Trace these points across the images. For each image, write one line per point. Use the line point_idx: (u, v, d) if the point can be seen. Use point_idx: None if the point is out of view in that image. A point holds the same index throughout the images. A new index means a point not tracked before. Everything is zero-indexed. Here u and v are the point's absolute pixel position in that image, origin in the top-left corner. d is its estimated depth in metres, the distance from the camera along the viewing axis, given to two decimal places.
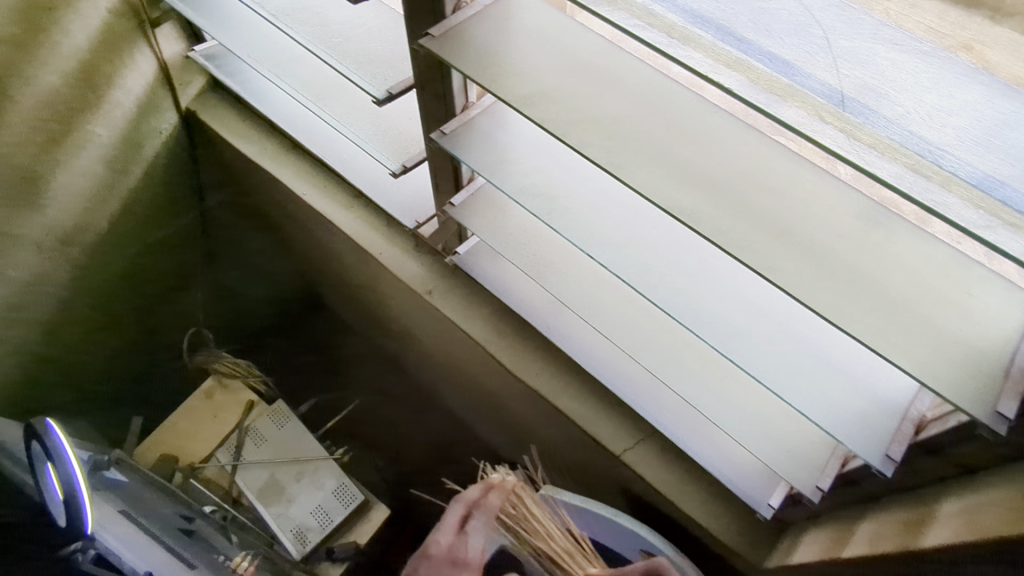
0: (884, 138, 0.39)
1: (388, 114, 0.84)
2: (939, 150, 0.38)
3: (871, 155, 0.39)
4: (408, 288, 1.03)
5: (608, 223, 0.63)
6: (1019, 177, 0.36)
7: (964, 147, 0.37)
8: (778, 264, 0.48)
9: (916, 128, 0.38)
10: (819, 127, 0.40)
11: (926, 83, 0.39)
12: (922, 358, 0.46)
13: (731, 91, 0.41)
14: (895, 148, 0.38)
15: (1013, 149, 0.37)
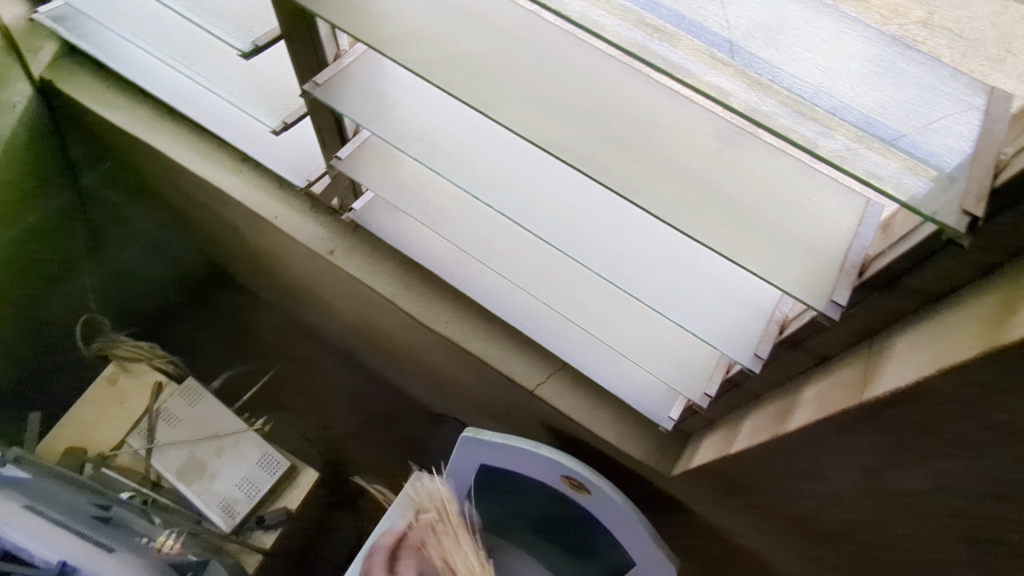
0: (766, 81, 0.41)
1: (261, 70, 0.81)
2: (818, 93, 0.41)
3: (759, 100, 0.41)
4: (309, 250, 1.01)
5: (490, 164, 0.65)
6: (889, 117, 0.40)
7: (841, 90, 0.40)
8: (640, 186, 0.52)
9: (798, 74, 0.41)
10: (710, 73, 0.42)
11: (808, 32, 0.42)
12: (771, 260, 0.49)
13: (614, 36, 0.43)
14: (780, 93, 0.41)
15: (884, 92, 0.40)
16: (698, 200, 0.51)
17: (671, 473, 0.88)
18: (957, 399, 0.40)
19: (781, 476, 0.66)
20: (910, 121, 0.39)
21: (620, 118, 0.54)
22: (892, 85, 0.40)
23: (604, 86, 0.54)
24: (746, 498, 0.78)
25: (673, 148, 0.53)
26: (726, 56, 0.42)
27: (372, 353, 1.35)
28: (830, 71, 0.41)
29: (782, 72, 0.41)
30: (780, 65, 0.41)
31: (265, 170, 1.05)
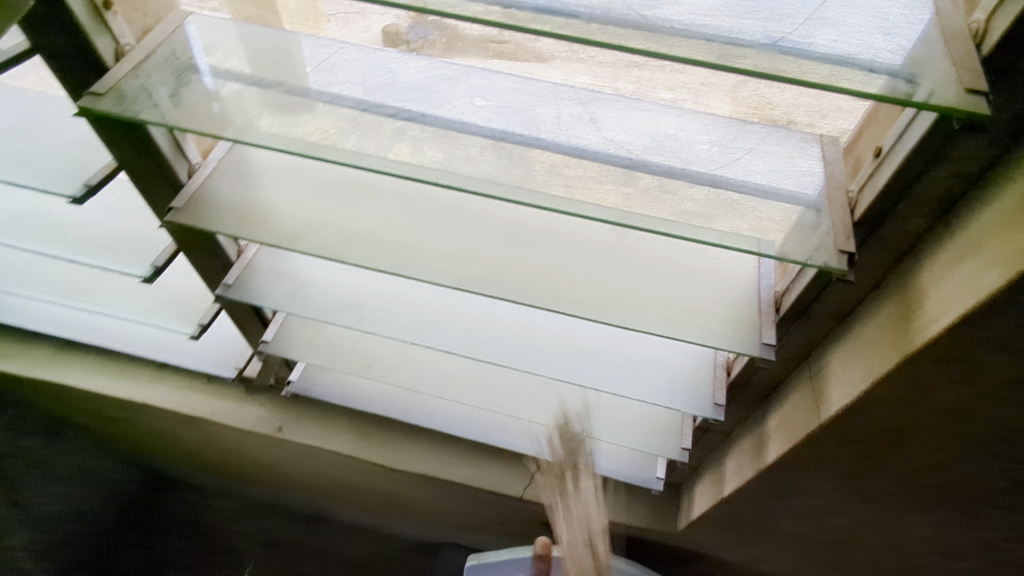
0: (692, 199, 0.47)
1: (166, 283, 0.81)
2: (741, 199, 0.47)
3: (695, 221, 0.46)
4: (254, 435, 0.99)
5: (420, 307, 0.69)
6: (795, 194, 0.47)
7: (756, 188, 0.47)
8: (566, 296, 0.55)
9: (714, 185, 0.47)
10: (628, 203, 0.47)
11: (707, 145, 0.48)
12: (701, 327, 0.54)
13: (515, 190, 0.48)
14: (707, 207, 0.47)
15: (788, 179, 0.47)
16: (619, 291, 0.56)
17: (677, 527, 0.89)
18: (898, 396, 0.45)
19: (779, 501, 0.70)
20: (769, 186, 0.47)
21: (527, 241, 0.58)
22: (743, 160, 0.47)
23: (502, 215, 0.59)
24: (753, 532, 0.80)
25: (581, 249, 0.58)
26: (600, 168, 0.48)
27: (347, 512, 1.28)
28: (691, 159, 0.48)
29: (652, 171, 0.48)
30: (650, 163, 0.48)
31: (188, 371, 1.02)
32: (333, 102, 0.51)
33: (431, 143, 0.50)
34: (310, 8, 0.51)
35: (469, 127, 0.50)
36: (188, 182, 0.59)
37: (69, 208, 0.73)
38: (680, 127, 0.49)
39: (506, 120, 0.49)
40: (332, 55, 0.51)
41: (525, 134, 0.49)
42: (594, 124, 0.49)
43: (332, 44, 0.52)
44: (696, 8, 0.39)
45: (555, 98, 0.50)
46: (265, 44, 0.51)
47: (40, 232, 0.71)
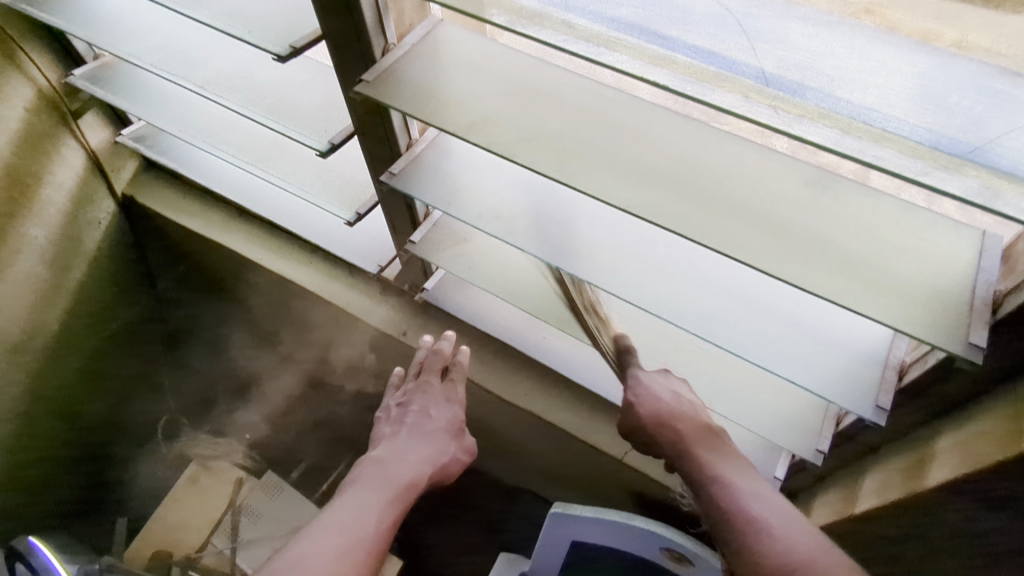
0: (929, 146, 0.40)
1: (334, 167, 0.86)
2: (990, 152, 0.39)
3: (939, 173, 0.39)
4: (381, 333, 1.03)
5: (571, 232, 0.66)
6: None
7: (1010, 145, 0.39)
8: (738, 243, 0.51)
9: (958, 135, 0.40)
10: (858, 145, 0.41)
11: (957, 90, 0.41)
12: (889, 308, 0.47)
13: (726, 106, 0.43)
14: (950, 159, 0.40)
15: None
16: (801, 251, 0.50)
17: None
18: None
19: (921, 537, 0.61)
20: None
21: (706, 175, 0.54)
22: (1007, 115, 0.40)
23: (685, 145, 0.55)
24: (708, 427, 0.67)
25: (767, 198, 0.52)
26: (813, 107, 0.42)
27: None
28: (934, 114, 0.40)
29: (883, 121, 0.41)
30: (876, 111, 0.41)
31: (335, 259, 1.08)
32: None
33: (630, 49, 0.46)
34: None
35: (677, 39, 0.45)
36: (383, 59, 0.60)
37: (267, 77, 0.78)
38: (925, 67, 0.42)
39: (723, 35, 0.44)
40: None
41: (741, 51, 0.44)
42: (826, 51, 0.43)
43: None
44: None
45: (782, 17, 0.44)
46: None
47: (241, 94, 0.77)
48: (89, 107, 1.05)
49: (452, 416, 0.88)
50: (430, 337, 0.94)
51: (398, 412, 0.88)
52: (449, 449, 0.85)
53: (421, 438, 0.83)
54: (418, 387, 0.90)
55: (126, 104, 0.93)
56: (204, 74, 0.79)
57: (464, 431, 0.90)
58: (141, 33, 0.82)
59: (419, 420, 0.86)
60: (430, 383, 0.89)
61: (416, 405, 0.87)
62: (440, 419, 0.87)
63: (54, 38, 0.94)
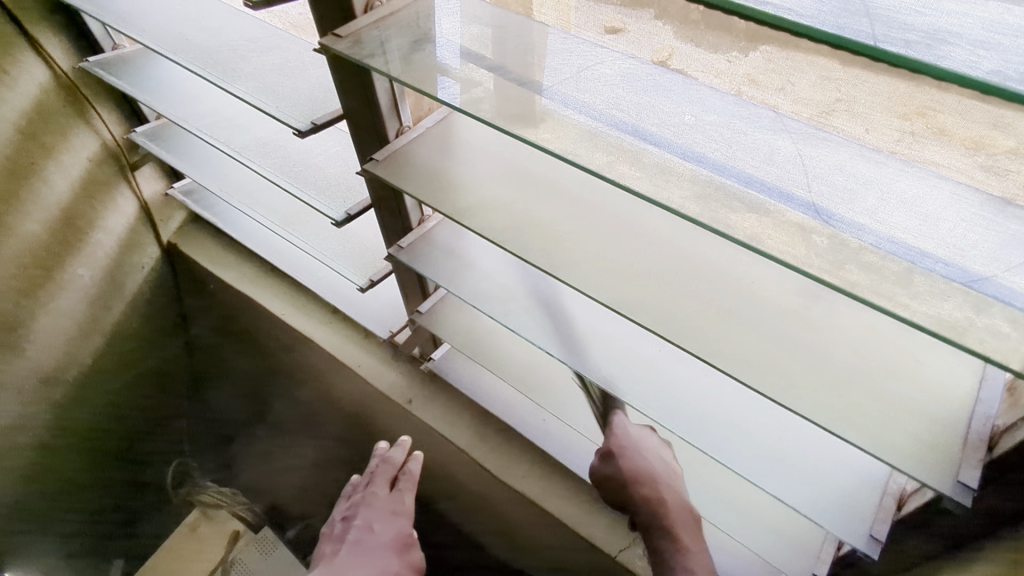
0: (920, 270, 0.39)
1: (354, 235, 0.89)
2: (982, 279, 0.38)
3: (915, 299, 0.39)
4: (387, 398, 1.03)
5: (566, 320, 0.66)
6: None
7: (1005, 273, 0.38)
8: (720, 347, 0.49)
9: (952, 259, 0.39)
10: (846, 267, 0.40)
11: (952, 214, 0.40)
12: (876, 433, 0.44)
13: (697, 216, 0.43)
14: (942, 285, 0.39)
15: None
16: (787, 364, 0.48)
17: None
18: None
19: None
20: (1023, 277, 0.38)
21: (693, 276, 0.53)
22: (1002, 242, 0.39)
23: (676, 245, 0.55)
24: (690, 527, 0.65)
25: (756, 305, 0.51)
26: (803, 216, 0.42)
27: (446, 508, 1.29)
28: (919, 235, 0.40)
29: (867, 236, 0.41)
30: (864, 226, 0.41)
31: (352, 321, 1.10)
32: (534, 91, 0.50)
33: (622, 149, 0.46)
34: (563, 9, 0.49)
35: (668, 141, 0.46)
36: (396, 140, 0.63)
37: (299, 147, 0.83)
38: (923, 187, 0.41)
39: (716, 141, 0.45)
40: (549, 51, 0.51)
41: (731, 160, 0.44)
42: (821, 164, 0.43)
43: (576, 45, 0.49)
44: (975, 44, 0.30)
45: (773, 127, 0.44)
46: (516, 32, 0.52)
47: (273, 160, 0.82)
48: (146, 161, 1.12)
49: (396, 530, 0.90)
50: (383, 446, 0.99)
51: (342, 527, 0.91)
52: (389, 566, 0.87)
53: (362, 556, 0.86)
54: (364, 498, 0.93)
55: (176, 160, 0.99)
56: (243, 141, 0.85)
57: (413, 544, 0.91)
58: (194, 100, 0.88)
59: (361, 536, 0.88)
60: (377, 494, 0.93)
61: (360, 519, 0.90)
62: (382, 536, 0.89)
63: (125, 99, 1.03)
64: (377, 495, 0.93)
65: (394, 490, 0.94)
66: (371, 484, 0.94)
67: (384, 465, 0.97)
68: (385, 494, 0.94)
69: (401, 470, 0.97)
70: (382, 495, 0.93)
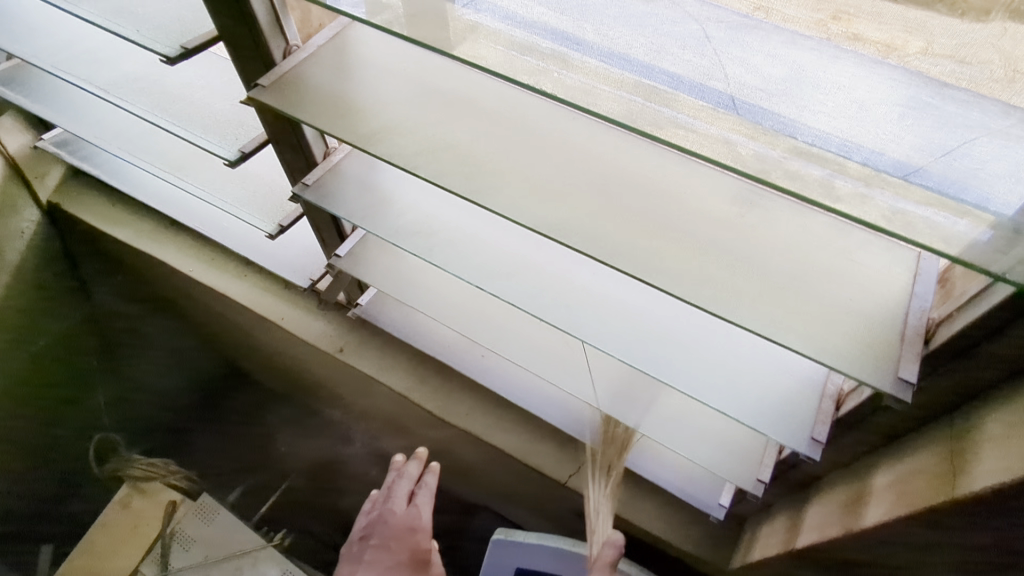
0: (851, 162, 0.36)
1: (257, 177, 0.81)
2: (910, 168, 0.35)
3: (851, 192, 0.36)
4: (317, 349, 0.98)
5: (493, 250, 0.62)
6: (986, 178, 0.34)
7: (933, 161, 0.35)
8: (655, 266, 0.46)
9: (882, 148, 0.36)
10: (777, 163, 0.37)
11: (884, 98, 0.36)
12: (816, 337, 0.43)
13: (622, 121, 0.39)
14: (871, 174, 0.36)
15: (983, 153, 0.35)
16: (726, 274, 0.46)
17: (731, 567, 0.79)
18: None
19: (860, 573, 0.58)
20: (953, 164, 0.35)
21: (622, 190, 0.49)
22: (934, 124, 0.36)
23: (604, 158, 0.51)
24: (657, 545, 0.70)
25: (689, 217, 0.48)
26: (735, 119, 0.38)
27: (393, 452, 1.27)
28: (860, 123, 0.36)
29: (801, 132, 0.37)
30: (794, 119, 0.37)
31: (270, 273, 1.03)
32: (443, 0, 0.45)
33: (541, 56, 0.41)
34: None
35: (591, 44, 0.41)
36: (284, 62, 0.55)
37: (178, 80, 0.72)
38: (855, 70, 0.37)
39: (638, 38, 0.41)
40: None
41: (654, 59, 0.40)
42: (747, 53, 0.38)
43: None
44: None
45: (698, 20, 0.40)
46: None
47: (149, 98, 0.71)
48: (5, 110, 0.97)
49: (414, 546, 0.85)
50: (400, 459, 0.94)
51: (359, 546, 0.85)
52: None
53: None
54: (381, 514, 0.87)
55: (37, 105, 0.86)
56: (111, 77, 0.74)
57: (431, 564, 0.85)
58: (45, 32, 0.75)
59: (376, 557, 0.83)
60: (394, 511, 0.88)
61: (376, 539, 0.85)
62: (401, 555, 0.84)
63: None
64: (393, 509, 0.87)
65: (412, 505, 0.89)
66: (388, 500, 0.89)
67: (400, 480, 0.91)
68: (406, 508, 0.88)
69: (419, 485, 0.91)
70: (399, 510, 0.88)
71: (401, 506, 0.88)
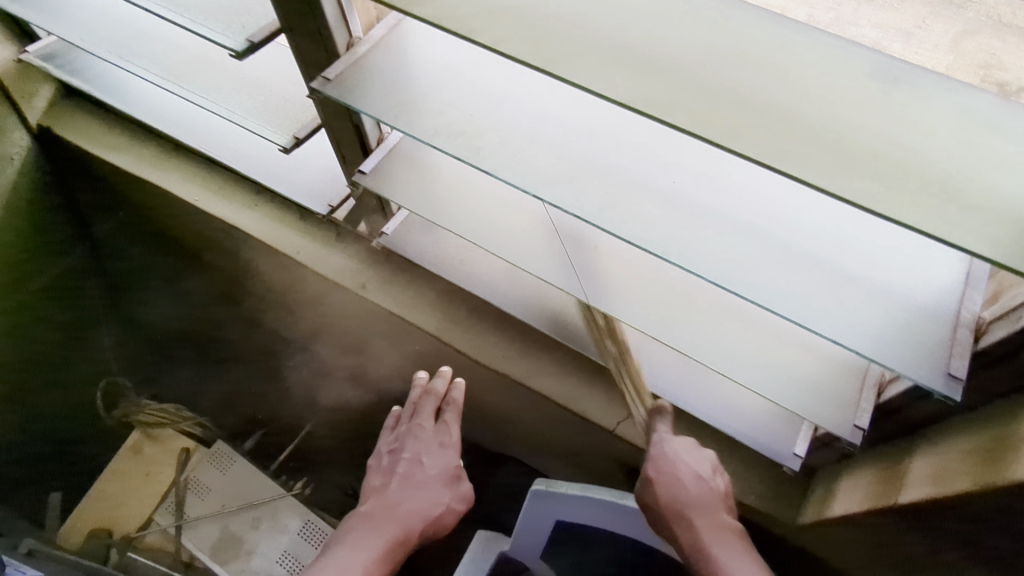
0: None
1: (269, 83, 0.70)
2: None
3: None
4: (337, 286, 0.89)
5: (546, 155, 0.51)
6: None
7: None
8: (783, 149, 0.35)
9: None
10: None
11: None
12: (997, 239, 0.33)
13: None
14: None
15: None
16: (874, 161, 0.35)
17: (798, 521, 0.72)
18: None
19: (978, 533, 0.50)
20: None
21: (733, 59, 0.38)
22: None
23: (706, 23, 0.39)
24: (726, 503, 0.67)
25: (817, 92, 0.37)
26: None
27: None
28: None
29: None
30: None
31: (284, 201, 0.93)
32: None
33: None
34: None
35: None
36: None
37: None
38: None
39: None
40: None
41: None
42: None
43: None
44: None
45: None
46: None
47: None
48: None
49: (446, 463, 0.83)
50: (424, 376, 0.91)
51: (389, 461, 0.84)
52: (442, 500, 0.80)
53: (413, 489, 0.80)
54: (410, 431, 0.86)
55: (15, 5, 0.75)
56: None
57: (462, 477, 0.84)
58: None
59: (410, 468, 0.82)
60: (423, 427, 0.85)
61: (408, 451, 0.83)
62: (432, 468, 0.82)
63: None
64: (419, 425, 0.86)
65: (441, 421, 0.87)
66: (415, 417, 0.86)
67: (425, 396, 0.89)
68: (436, 425, 0.86)
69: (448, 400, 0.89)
70: (428, 428, 0.86)
71: (429, 422, 0.86)
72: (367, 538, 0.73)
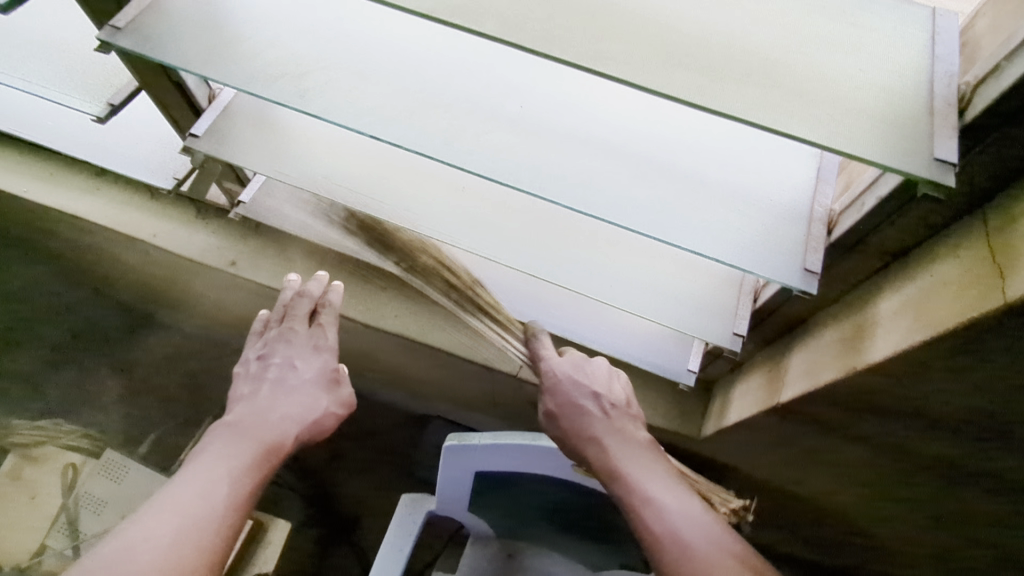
0: None
1: (70, 45, 0.61)
2: None
3: None
4: (205, 267, 0.82)
5: (380, 90, 0.46)
6: None
7: None
8: (606, 51, 0.33)
9: None
10: None
11: None
12: (825, 120, 0.32)
13: None
14: None
15: None
16: (700, 54, 0.33)
17: (701, 433, 0.74)
18: None
19: (855, 419, 0.52)
20: None
21: None
22: None
23: None
24: (633, 415, 0.62)
25: None
26: None
27: None
28: None
29: None
30: None
31: (129, 181, 0.83)
32: None
33: None
34: None
35: None
36: None
37: None
38: None
39: None
40: None
41: None
42: None
43: None
44: None
45: None
46: None
47: None
48: None
49: (326, 366, 0.66)
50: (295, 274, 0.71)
51: (255, 368, 0.64)
52: (320, 404, 0.64)
53: (287, 395, 0.62)
54: (280, 334, 0.66)
55: None
56: None
57: (342, 380, 0.68)
58: None
59: (280, 379, 0.63)
60: (295, 329, 0.66)
61: (277, 358, 0.64)
62: (309, 373, 0.64)
63: None
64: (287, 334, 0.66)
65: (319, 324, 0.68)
66: (285, 318, 0.66)
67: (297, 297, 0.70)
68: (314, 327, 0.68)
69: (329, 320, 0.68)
70: (301, 332, 0.66)
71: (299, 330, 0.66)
72: (235, 443, 0.56)
